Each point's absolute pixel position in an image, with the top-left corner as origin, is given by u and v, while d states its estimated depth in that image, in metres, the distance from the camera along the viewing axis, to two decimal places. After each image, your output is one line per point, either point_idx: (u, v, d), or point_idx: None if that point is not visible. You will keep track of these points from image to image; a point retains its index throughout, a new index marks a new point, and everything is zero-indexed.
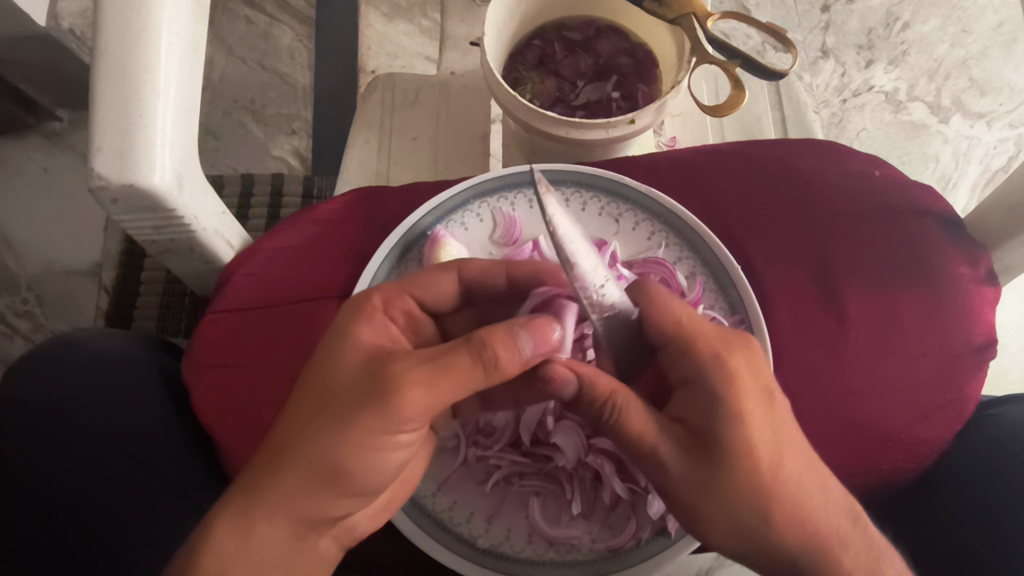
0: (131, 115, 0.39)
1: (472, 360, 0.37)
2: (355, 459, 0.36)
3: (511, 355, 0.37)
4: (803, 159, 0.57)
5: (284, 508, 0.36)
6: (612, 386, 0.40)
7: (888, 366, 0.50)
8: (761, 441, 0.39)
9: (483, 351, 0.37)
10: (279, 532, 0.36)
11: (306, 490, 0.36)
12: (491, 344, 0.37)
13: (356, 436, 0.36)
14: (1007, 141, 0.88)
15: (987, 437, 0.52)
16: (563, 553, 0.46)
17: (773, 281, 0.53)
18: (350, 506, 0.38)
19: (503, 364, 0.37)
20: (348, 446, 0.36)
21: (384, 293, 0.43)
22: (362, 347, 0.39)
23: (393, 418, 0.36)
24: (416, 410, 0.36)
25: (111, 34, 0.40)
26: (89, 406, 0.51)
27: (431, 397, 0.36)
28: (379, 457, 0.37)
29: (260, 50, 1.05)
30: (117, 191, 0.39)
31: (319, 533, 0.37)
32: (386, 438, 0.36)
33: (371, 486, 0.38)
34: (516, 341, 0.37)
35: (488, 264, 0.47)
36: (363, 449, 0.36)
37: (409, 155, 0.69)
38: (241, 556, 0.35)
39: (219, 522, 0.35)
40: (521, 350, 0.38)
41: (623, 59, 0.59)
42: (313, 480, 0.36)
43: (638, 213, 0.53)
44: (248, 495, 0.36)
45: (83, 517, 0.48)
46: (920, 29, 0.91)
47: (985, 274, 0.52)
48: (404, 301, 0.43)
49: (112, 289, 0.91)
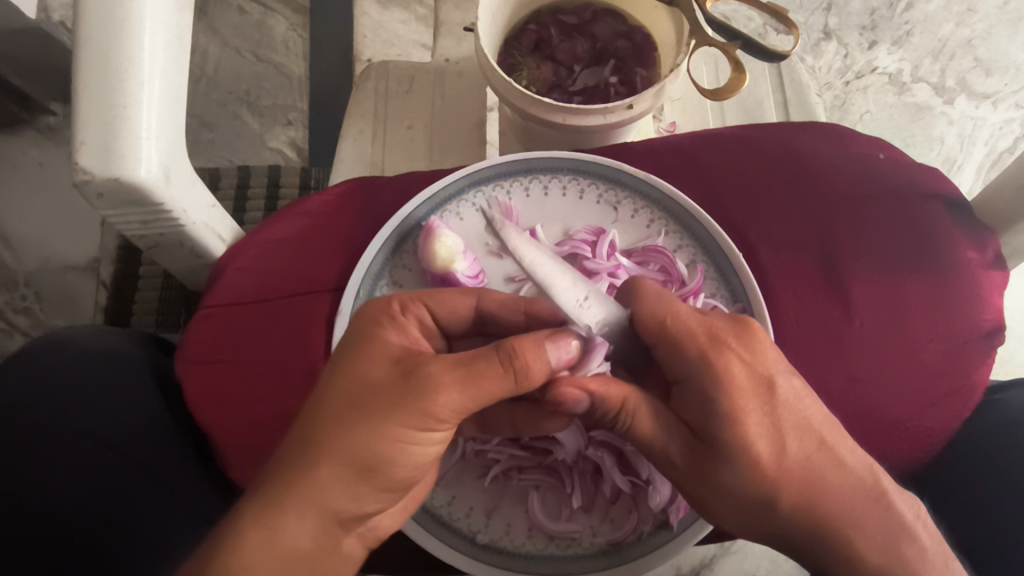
0: (113, 107, 0.38)
1: (502, 368, 0.37)
2: (391, 452, 0.36)
3: (538, 363, 0.37)
4: (804, 141, 0.56)
5: (311, 499, 0.35)
6: (623, 395, 0.40)
7: (892, 353, 0.49)
8: (749, 441, 0.38)
9: (515, 358, 0.37)
10: (308, 527, 0.35)
11: (339, 481, 0.35)
12: (522, 351, 0.37)
13: (388, 430, 0.35)
14: (1013, 122, 0.86)
15: (999, 422, 0.50)
16: (563, 547, 0.45)
17: (775, 268, 0.52)
18: (382, 502, 0.38)
19: (531, 372, 0.37)
20: (385, 440, 0.35)
21: (401, 297, 0.42)
22: (392, 349, 0.38)
23: (425, 415, 0.36)
24: (447, 411, 0.36)
25: (91, 24, 0.39)
26: (79, 408, 0.50)
27: (466, 399, 0.36)
28: (408, 451, 0.36)
29: (254, 40, 1.03)
30: (103, 185, 0.38)
31: (346, 530, 0.37)
32: (419, 433, 0.36)
33: (403, 481, 0.38)
34: (544, 351, 0.38)
35: (510, 300, 0.45)
36: (393, 441, 0.36)
37: (404, 144, 0.68)
38: (270, 555, 0.34)
39: (245, 518, 0.34)
40: (548, 359, 0.38)
41: (621, 42, 0.58)
42: (349, 473, 0.35)
43: (637, 200, 0.52)
44: (278, 488, 0.35)
45: (82, 523, 0.47)
46: (924, 9, 0.89)
47: (992, 258, 0.51)
48: (420, 310, 0.42)
49: (111, 284, 0.90)
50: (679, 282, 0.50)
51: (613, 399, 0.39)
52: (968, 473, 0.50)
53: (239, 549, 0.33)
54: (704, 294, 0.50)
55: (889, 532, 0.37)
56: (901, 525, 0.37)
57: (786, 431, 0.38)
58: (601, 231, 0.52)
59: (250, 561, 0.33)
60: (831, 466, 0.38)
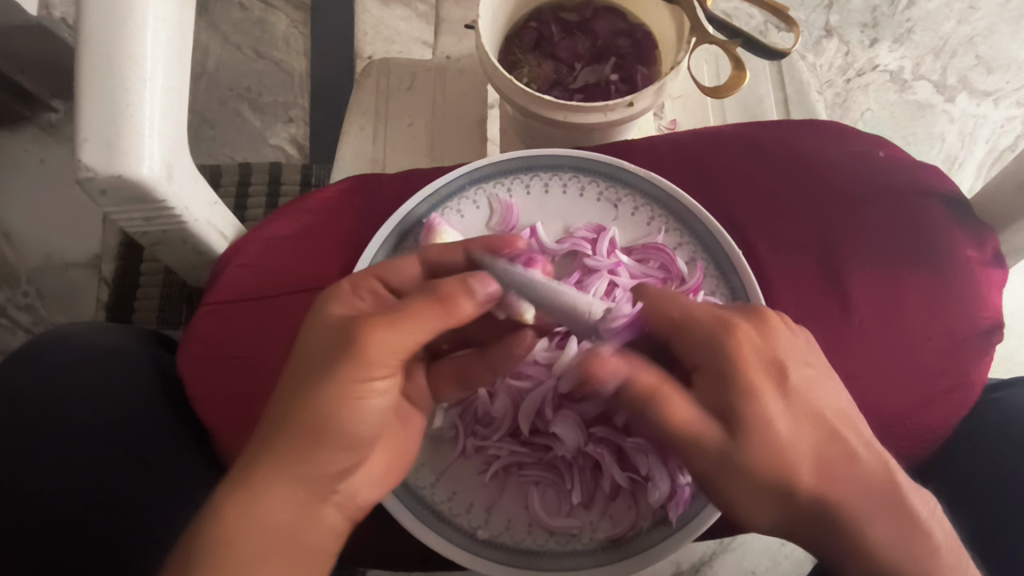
0: (117, 105, 0.38)
1: (427, 300, 0.38)
2: (341, 407, 0.37)
3: (464, 294, 0.39)
4: (804, 139, 0.56)
5: (275, 474, 0.35)
6: (657, 380, 0.40)
7: (890, 351, 0.49)
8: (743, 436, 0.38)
9: (437, 290, 0.38)
10: (280, 499, 0.35)
11: (296, 447, 0.36)
12: (445, 286, 0.39)
13: (331, 386, 0.37)
14: (1014, 120, 0.86)
15: (998, 420, 0.51)
16: (563, 543, 0.46)
17: (775, 266, 0.52)
18: (346, 460, 0.38)
19: (458, 299, 0.38)
20: (331, 396, 0.37)
21: (351, 277, 0.42)
22: (332, 317, 0.39)
23: (362, 362, 0.37)
24: (383, 355, 0.38)
25: (94, 22, 0.39)
26: (80, 405, 0.50)
27: (401, 341, 0.38)
28: (355, 403, 0.37)
29: (254, 36, 1.03)
30: (105, 182, 0.38)
31: (323, 500, 0.37)
32: (359, 385, 0.37)
33: (359, 436, 0.38)
34: (468, 285, 0.39)
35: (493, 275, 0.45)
36: (338, 395, 0.37)
37: (406, 141, 0.68)
38: (244, 527, 0.34)
39: (217, 498, 0.35)
40: (475, 292, 0.39)
41: (622, 40, 0.58)
42: (300, 436, 0.36)
43: (637, 198, 0.52)
44: (245, 465, 0.36)
45: (80, 515, 0.47)
46: (925, 7, 0.89)
47: (991, 255, 0.51)
48: (372, 282, 0.42)
49: (112, 281, 0.91)
50: (679, 279, 0.50)
51: (645, 381, 0.40)
52: (970, 470, 0.50)
53: (215, 525, 0.34)
54: (703, 292, 0.50)
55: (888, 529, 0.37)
56: (905, 522, 0.37)
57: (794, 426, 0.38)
58: (601, 228, 0.52)
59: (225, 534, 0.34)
60: (834, 462, 0.38)
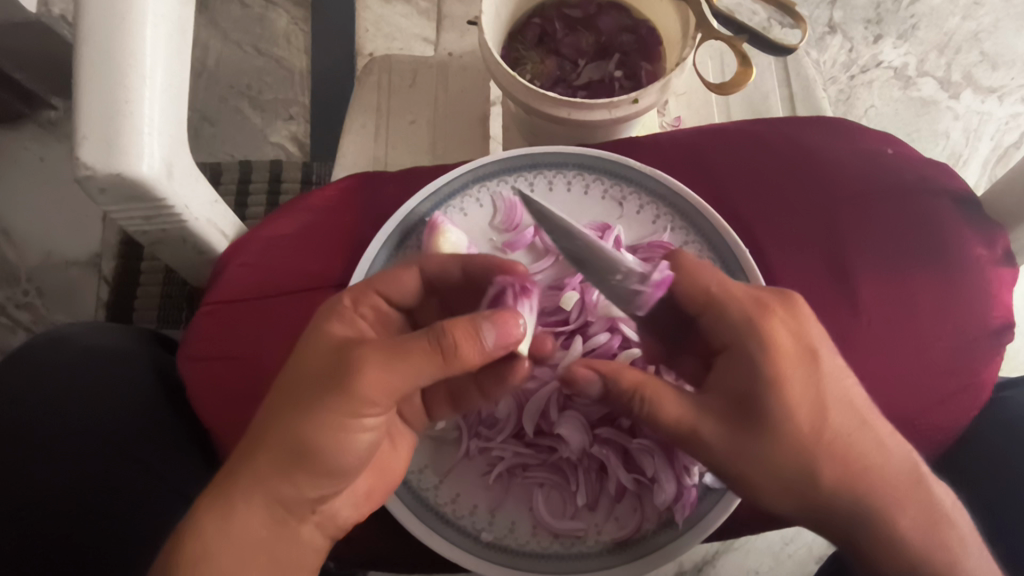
0: (116, 101, 0.37)
1: (430, 347, 0.35)
2: (329, 439, 0.35)
3: (472, 345, 0.35)
4: (811, 136, 0.55)
5: (253, 492, 0.35)
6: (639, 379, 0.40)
7: (900, 351, 0.49)
8: (748, 438, 0.38)
9: (442, 338, 0.35)
10: (256, 516, 0.35)
11: (275, 470, 0.35)
12: (452, 332, 0.35)
13: (320, 418, 0.34)
14: (1019, 116, 0.86)
15: (1005, 419, 0.50)
16: (568, 545, 0.45)
17: (782, 265, 0.51)
18: (325, 487, 0.36)
19: (463, 349, 0.35)
20: (314, 426, 0.35)
21: (351, 292, 0.41)
22: (333, 338, 0.37)
23: (353, 399, 0.34)
24: (377, 394, 0.35)
25: (94, 17, 0.38)
26: (78, 404, 0.50)
27: (398, 382, 0.35)
28: (344, 437, 0.35)
29: (255, 33, 1.02)
30: (104, 180, 0.38)
31: (300, 519, 0.37)
32: (349, 419, 0.35)
33: (343, 468, 0.36)
34: (479, 332, 0.35)
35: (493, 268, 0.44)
36: (322, 427, 0.35)
37: (407, 139, 0.67)
38: (221, 540, 0.34)
39: (198, 512, 0.35)
40: (484, 341, 0.35)
41: (626, 36, 0.57)
42: (281, 462, 0.35)
43: (642, 196, 0.52)
44: (224, 481, 0.35)
45: (72, 514, 0.47)
46: (930, 2, 0.88)
47: (1002, 254, 0.51)
48: (373, 299, 0.41)
49: (111, 279, 0.90)
50: None
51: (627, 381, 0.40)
52: (977, 470, 0.49)
53: (192, 540, 0.34)
54: None
55: (896, 531, 0.37)
56: (913, 522, 0.37)
57: (801, 426, 0.37)
58: (606, 226, 0.51)
59: (204, 547, 0.34)
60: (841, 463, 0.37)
